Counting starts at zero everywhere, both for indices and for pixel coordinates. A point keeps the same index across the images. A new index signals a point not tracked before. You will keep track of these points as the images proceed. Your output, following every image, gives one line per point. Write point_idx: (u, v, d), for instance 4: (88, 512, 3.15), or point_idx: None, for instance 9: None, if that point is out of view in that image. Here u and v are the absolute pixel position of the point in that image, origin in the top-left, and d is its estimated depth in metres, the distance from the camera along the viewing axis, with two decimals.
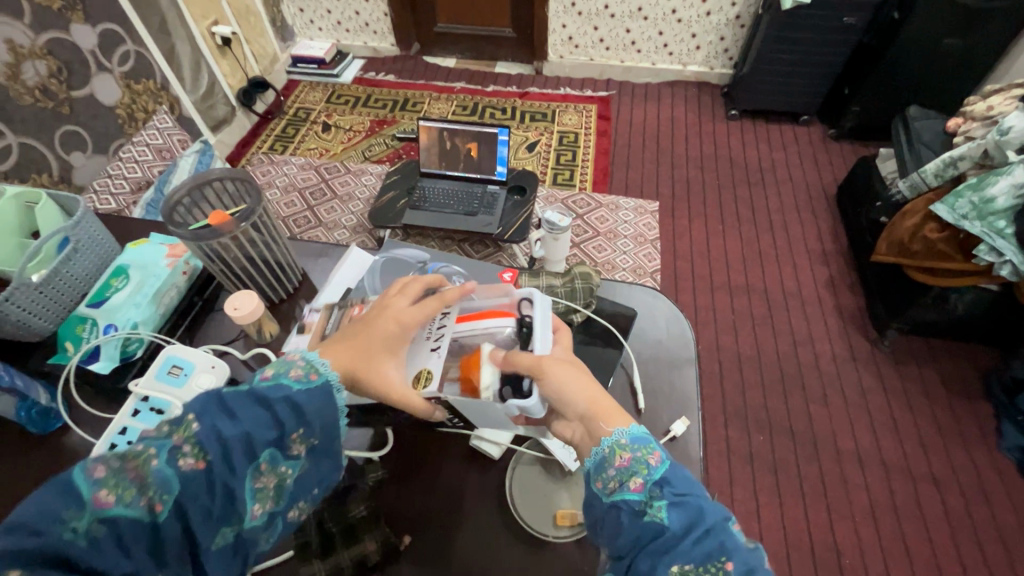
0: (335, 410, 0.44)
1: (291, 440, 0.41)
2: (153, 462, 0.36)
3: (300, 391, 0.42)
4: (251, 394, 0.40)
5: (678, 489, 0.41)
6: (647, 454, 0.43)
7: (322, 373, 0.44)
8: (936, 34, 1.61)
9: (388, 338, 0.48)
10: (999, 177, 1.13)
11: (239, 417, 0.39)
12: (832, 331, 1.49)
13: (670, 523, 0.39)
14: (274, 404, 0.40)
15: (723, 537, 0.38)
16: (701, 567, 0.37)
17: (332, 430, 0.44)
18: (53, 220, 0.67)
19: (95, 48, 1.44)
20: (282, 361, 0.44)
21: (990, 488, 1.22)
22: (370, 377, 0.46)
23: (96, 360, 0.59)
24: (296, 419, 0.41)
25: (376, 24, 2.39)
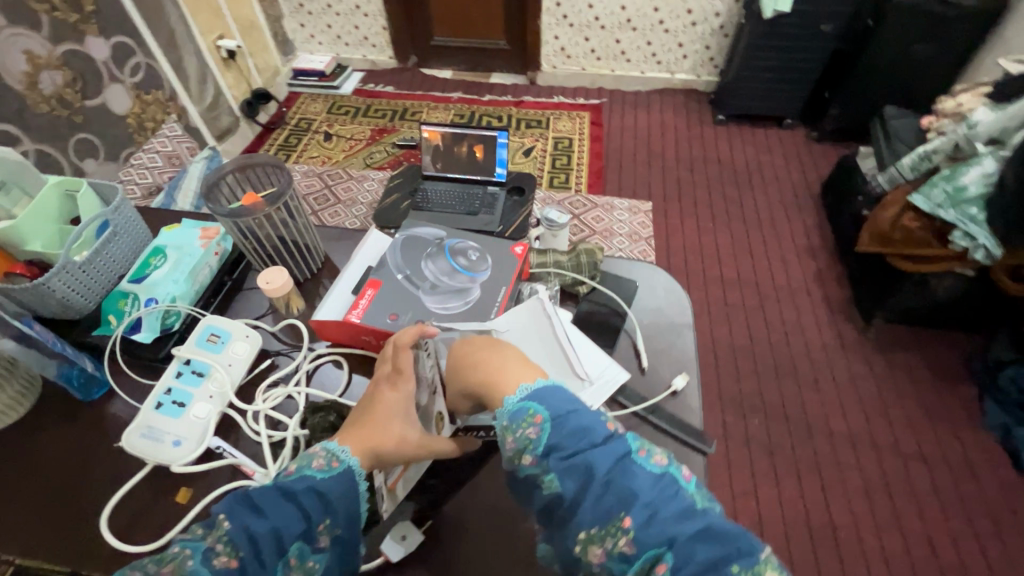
0: (356, 497, 0.47)
1: (319, 532, 0.44)
2: (188, 562, 0.41)
3: (322, 480, 0.46)
4: (278, 488, 0.45)
5: (564, 453, 0.41)
6: (527, 427, 0.43)
7: (343, 460, 0.47)
8: (908, 39, 1.71)
9: (392, 406, 0.50)
10: (971, 167, 1.21)
11: (268, 513, 0.43)
12: (821, 320, 1.55)
13: (565, 487, 0.40)
14: (300, 495, 0.44)
15: (618, 486, 0.38)
16: (603, 529, 0.38)
17: (354, 517, 0.47)
18: (92, 207, 0.72)
19: (107, 60, 1.50)
20: (305, 454, 0.48)
21: (977, 464, 1.27)
22: (386, 445, 0.48)
23: (138, 331, 0.64)
24: (322, 507, 0.45)
25: (375, 37, 2.47)
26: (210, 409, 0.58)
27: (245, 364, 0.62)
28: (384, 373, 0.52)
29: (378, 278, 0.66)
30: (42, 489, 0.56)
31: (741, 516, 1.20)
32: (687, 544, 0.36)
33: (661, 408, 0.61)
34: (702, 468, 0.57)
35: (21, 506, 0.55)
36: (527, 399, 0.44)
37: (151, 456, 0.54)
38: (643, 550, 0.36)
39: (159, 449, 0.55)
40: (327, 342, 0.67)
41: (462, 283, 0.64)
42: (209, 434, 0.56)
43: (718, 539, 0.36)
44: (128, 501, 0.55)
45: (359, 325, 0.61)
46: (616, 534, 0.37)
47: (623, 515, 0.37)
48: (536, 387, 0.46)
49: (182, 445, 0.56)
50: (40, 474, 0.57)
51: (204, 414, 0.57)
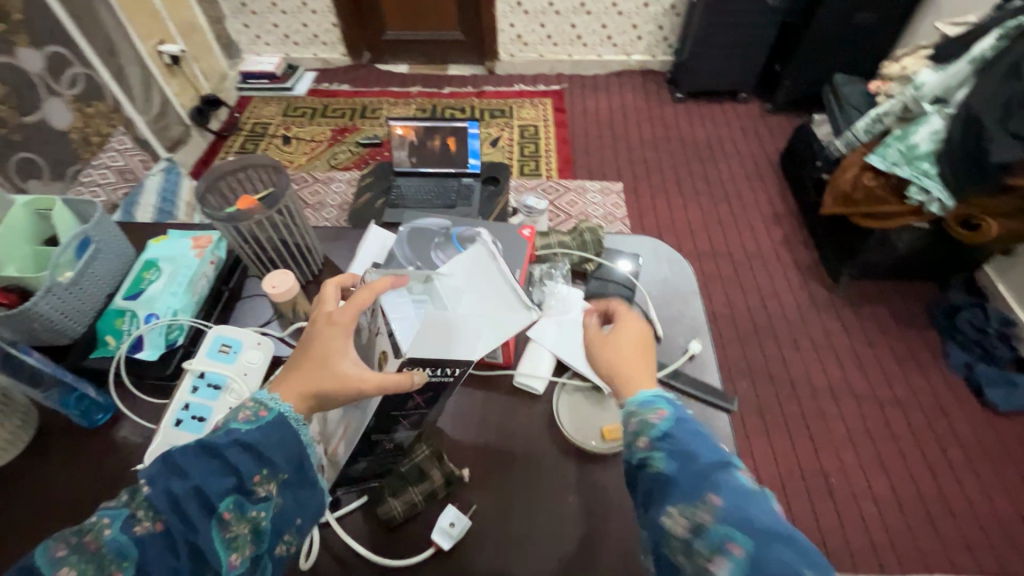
0: (296, 441, 0.44)
1: (255, 483, 0.41)
2: (106, 532, 0.38)
3: (251, 432, 0.43)
4: (199, 446, 0.41)
5: (680, 444, 0.41)
6: (651, 413, 0.43)
7: (272, 407, 0.44)
8: (849, 9, 1.80)
9: (330, 340, 0.47)
10: (920, 126, 1.29)
11: (188, 472, 0.40)
12: (793, 283, 1.62)
13: (669, 475, 0.40)
14: (223, 450, 0.41)
15: (720, 478, 0.38)
16: (694, 519, 0.37)
17: (297, 460, 0.44)
18: (70, 226, 0.68)
19: (42, 72, 1.40)
20: (232, 408, 0.45)
21: (945, 401, 1.37)
22: (327, 384, 0.46)
23: (141, 350, 0.60)
24: (253, 458, 0.42)
25: (325, 35, 2.39)
26: None
27: (261, 371, 0.60)
28: (325, 311, 0.49)
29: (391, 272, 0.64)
30: (59, 521, 0.53)
31: None
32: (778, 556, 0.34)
33: (682, 372, 0.63)
34: (729, 425, 0.59)
35: (38, 545, 0.52)
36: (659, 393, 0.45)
37: None
38: (735, 538, 0.35)
39: None
40: None
41: None
42: None
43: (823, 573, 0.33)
44: None
45: None
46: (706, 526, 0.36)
47: (723, 507, 0.36)
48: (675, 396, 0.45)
49: None
50: (54, 507, 0.54)
51: None
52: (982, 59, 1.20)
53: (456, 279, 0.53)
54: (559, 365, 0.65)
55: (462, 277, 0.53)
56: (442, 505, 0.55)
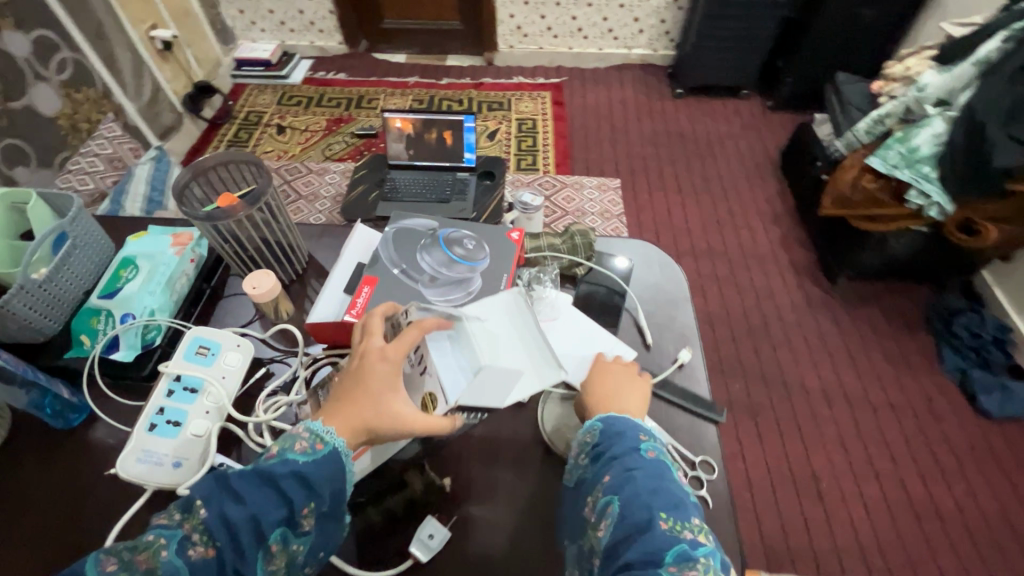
0: (343, 476, 0.46)
1: (302, 516, 0.43)
2: (163, 552, 0.40)
3: (307, 464, 0.44)
4: (259, 473, 0.43)
5: (601, 451, 0.48)
6: (585, 431, 0.51)
7: (328, 442, 0.45)
8: (853, 6, 1.77)
9: (385, 380, 0.48)
10: (922, 129, 1.27)
11: (247, 501, 0.41)
12: (789, 283, 1.61)
13: (586, 475, 0.48)
14: (281, 480, 0.42)
15: (629, 472, 0.45)
16: (597, 516, 0.45)
17: (339, 495, 0.46)
18: (45, 220, 0.66)
19: (29, 56, 1.37)
20: (288, 435, 0.46)
21: (938, 406, 1.37)
22: (383, 422, 0.47)
23: (117, 350, 0.59)
24: (305, 491, 0.43)
25: (322, 22, 2.35)
26: (207, 425, 0.54)
27: (239, 375, 0.59)
28: (375, 345, 0.49)
29: (374, 275, 0.62)
30: (31, 525, 0.52)
31: (732, 476, 1.25)
32: (643, 543, 0.41)
33: (670, 381, 0.62)
34: (716, 438, 0.58)
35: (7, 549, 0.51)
36: (599, 415, 0.51)
37: (152, 481, 0.51)
38: (621, 523, 0.42)
39: (159, 473, 0.51)
40: (322, 345, 0.64)
41: (461, 273, 0.62)
42: (211, 452, 0.52)
43: (676, 557, 0.40)
44: (131, 531, 0.51)
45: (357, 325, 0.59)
46: (602, 518, 0.44)
47: (615, 499, 0.44)
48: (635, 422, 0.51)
49: (182, 466, 0.52)
50: (25, 510, 0.53)
51: (203, 431, 0.54)
52: (986, 61, 1.19)
53: (491, 322, 0.55)
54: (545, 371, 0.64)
55: (487, 314, 0.55)
56: (424, 515, 0.53)
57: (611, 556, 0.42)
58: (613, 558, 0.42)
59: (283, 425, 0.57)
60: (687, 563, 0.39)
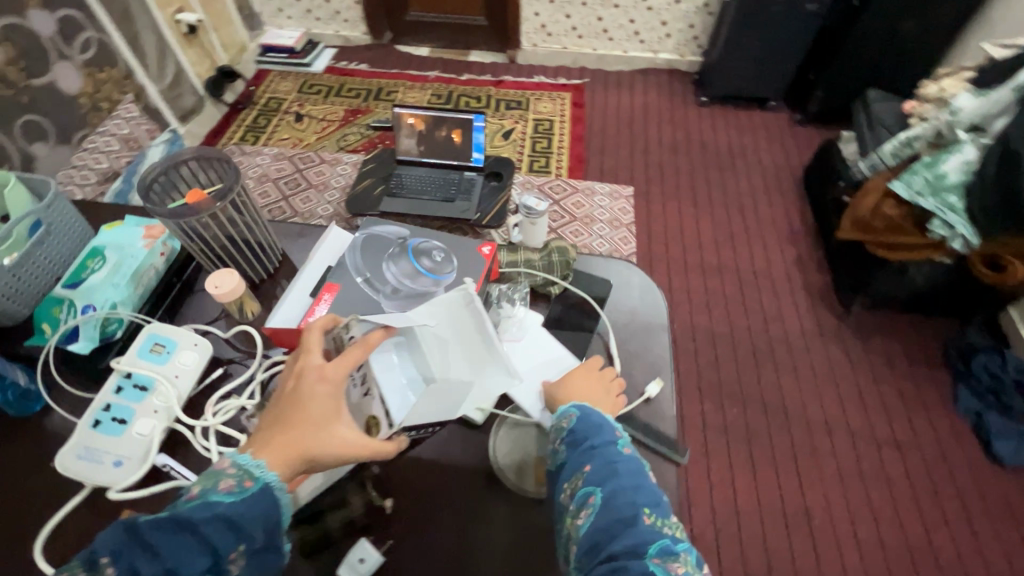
0: (276, 512, 0.43)
1: (230, 559, 0.40)
2: None
3: (232, 507, 0.41)
4: (176, 522, 0.39)
5: (580, 439, 0.49)
6: (563, 418, 0.52)
7: (257, 478, 0.43)
8: (893, 19, 1.68)
9: (324, 403, 0.46)
10: (951, 155, 1.20)
11: (162, 554, 0.38)
12: (801, 307, 1.54)
13: (564, 463, 0.49)
14: (201, 528, 0.39)
15: (612, 467, 0.47)
16: (576, 505, 0.46)
17: (273, 530, 0.43)
18: (23, 204, 0.66)
19: (54, 35, 1.40)
20: (211, 473, 0.43)
21: (948, 449, 1.29)
22: (321, 448, 0.45)
23: (75, 341, 0.59)
24: (231, 534, 0.40)
25: (347, 12, 2.35)
26: (154, 425, 0.54)
27: (194, 375, 0.58)
28: (312, 364, 0.47)
29: (337, 282, 0.61)
30: None
31: (720, 505, 1.21)
32: (627, 535, 0.43)
33: (635, 415, 0.59)
34: (675, 480, 0.55)
35: None
36: (575, 404, 0.53)
37: (91, 479, 0.51)
38: (603, 513, 0.44)
39: (98, 471, 0.51)
40: (283, 349, 0.63)
41: (425, 286, 0.60)
42: (154, 452, 0.52)
43: (658, 548, 0.42)
44: (66, 527, 0.51)
45: None
46: (584, 508, 0.45)
47: (597, 490, 0.46)
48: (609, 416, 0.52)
49: (123, 465, 0.52)
50: None
51: (149, 431, 0.53)
52: None
53: (438, 329, 0.52)
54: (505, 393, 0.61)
55: (438, 320, 0.52)
56: (359, 536, 0.51)
57: (592, 545, 0.43)
58: (594, 546, 0.43)
59: (232, 429, 0.56)
60: (668, 556, 0.42)
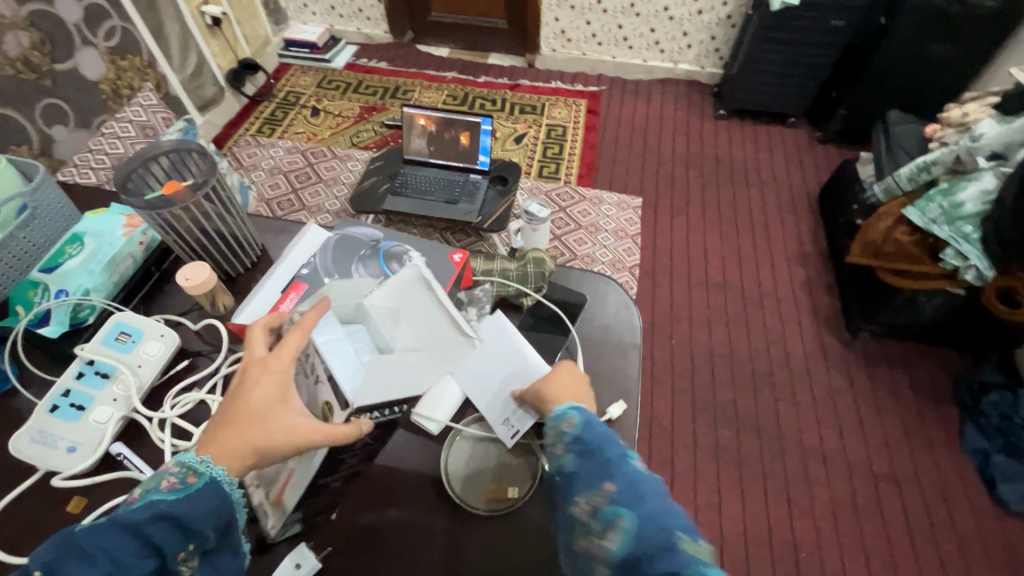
0: (227, 508, 0.42)
1: (179, 558, 0.39)
2: None
3: (175, 504, 0.39)
4: (115, 525, 0.38)
5: (589, 448, 0.45)
6: (563, 422, 0.47)
7: (202, 473, 0.41)
8: (922, 40, 1.62)
9: (268, 391, 0.43)
10: (969, 183, 1.15)
11: (100, 560, 0.36)
12: (805, 330, 1.50)
13: (579, 475, 0.45)
14: (144, 529, 0.38)
15: (628, 483, 0.43)
16: (599, 527, 0.42)
17: (224, 527, 0.42)
18: (14, 186, 0.68)
19: (80, 22, 1.43)
20: (154, 474, 0.41)
21: (951, 489, 1.24)
22: (270, 438, 0.42)
23: (46, 325, 0.60)
24: (177, 532, 0.39)
25: (370, 10, 2.37)
26: (111, 413, 0.54)
27: (157, 365, 0.58)
28: (255, 357, 0.45)
29: (305, 282, 0.63)
30: None
31: (705, 530, 1.17)
32: (665, 560, 0.38)
33: None
34: None
35: None
36: (572, 405, 0.48)
37: (43, 464, 0.51)
38: (635, 539, 0.40)
39: (51, 456, 0.52)
40: None
41: None
42: (107, 440, 0.52)
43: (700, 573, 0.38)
44: (17, 509, 0.51)
45: None
46: (610, 529, 0.41)
47: (622, 510, 0.41)
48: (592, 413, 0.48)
49: (76, 451, 0.52)
50: None
51: (105, 418, 0.54)
52: None
53: (389, 309, 0.52)
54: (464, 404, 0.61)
55: (397, 298, 0.53)
56: (298, 542, 0.51)
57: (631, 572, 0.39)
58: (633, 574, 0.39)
59: (188, 423, 0.56)
60: None
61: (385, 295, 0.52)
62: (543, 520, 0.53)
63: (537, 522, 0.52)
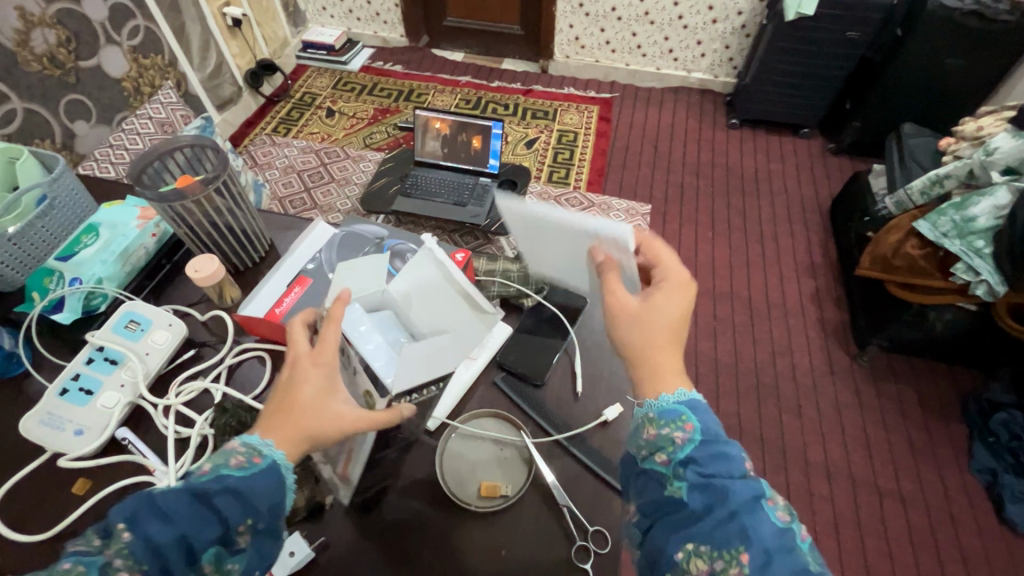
0: (282, 492, 0.43)
1: (238, 532, 0.40)
2: None
3: (242, 479, 0.41)
4: (190, 491, 0.39)
5: (704, 472, 0.40)
6: (675, 430, 0.43)
7: (266, 455, 0.43)
8: (938, 53, 1.61)
9: (320, 383, 0.46)
10: (982, 198, 1.13)
11: (176, 521, 0.38)
12: (812, 342, 1.49)
13: (696, 513, 0.39)
14: (214, 498, 0.39)
15: (747, 524, 0.37)
16: None
17: (278, 511, 0.43)
18: (35, 176, 0.70)
19: (105, 21, 1.47)
20: (222, 451, 0.43)
21: (957, 508, 1.21)
22: (323, 427, 0.44)
23: (59, 312, 0.62)
24: (241, 507, 0.40)
25: (387, 14, 2.41)
26: (118, 399, 0.56)
27: (164, 354, 0.60)
28: (302, 352, 0.47)
29: (309, 276, 0.64)
30: None
31: None
32: None
33: (587, 440, 0.59)
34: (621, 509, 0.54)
35: None
36: (683, 404, 0.44)
37: (51, 445, 0.53)
38: None
39: (59, 438, 0.53)
40: (255, 337, 0.64)
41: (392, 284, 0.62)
42: (112, 426, 0.54)
43: None
44: (25, 488, 0.53)
45: (281, 322, 0.60)
46: None
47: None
48: (691, 396, 0.45)
49: (83, 435, 0.54)
50: None
51: (113, 404, 0.55)
52: None
53: (411, 297, 0.57)
54: (463, 402, 0.62)
55: (414, 287, 0.57)
56: (293, 530, 0.52)
57: None
58: None
59: (191, 411, 0.57)
60: None
61: (403, 283, 0.56)
62: (535, 518, 0.53)
63: (530, 519, 0.53)
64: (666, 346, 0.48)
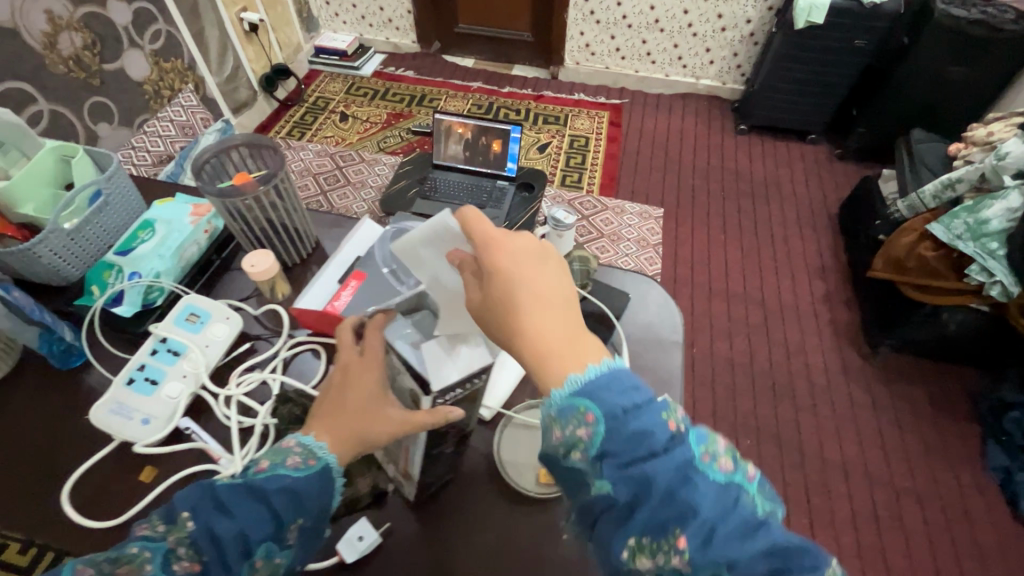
0: (330, 494, 0.46)
1: (289, 529, 0.43)
2: (147, 566, 0.39)
3: (298, 479, 0.44)
4: (249, 488, 0.42)
5: (622, 461, 0.34)
6: (578, 425, 0.36)
7: (320, 458, 0.45)
8: (943, 61, 1.65)
9: (370, 391, 0.47)
10: (995, 201, 1.16)
11: (236, 515, 0.41)
12: (825, 344, 1.51)
13: (623, 507, 0.34)
14: (271, 496, 0.42)
15: (682, 502, 0.33)
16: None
17: (323, 511, 0.46)
18: (88, 174, 0.72)
19: (128, 25, 1.49)
20: (279, 450, 0.45)
21: (971, 506, 1.24)
22: (373, 430, 0.46)
23: (119, 305, 0.63)
24: (293, 507, 0.43)
25: (399, 20, 2.44)
26: (182, 390, 0.57)
27: (223, 346, 0.61)
28: (351, 358, 0.49)
29: (363, 270, 0.65)
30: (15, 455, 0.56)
31: None
32: None
33: None
34: None
35: None
36: (576, 394, 0.36)
37: (119, 433, 0.54)
38: None
39: (126, 426, 0.55)
40: (308, 330, 0.66)
41: None
42: (179, 414, 0.55)
43: None
44: (89, 476, 0.54)
45: (338, 315, 0.61)
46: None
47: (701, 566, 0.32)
48: (589, 377, 0.37)
49: (151, 423, 0.55)
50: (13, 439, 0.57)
51: (177, 395, 0.57)
52: None
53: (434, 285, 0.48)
54: (515, 392, 0.64)
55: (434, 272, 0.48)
56: (360, 515, 0.54)
57: None
58: None
59: (252, 401, 0.58)
60: None
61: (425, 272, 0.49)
62: None
63: None
64: (551, 329, 0.39)
